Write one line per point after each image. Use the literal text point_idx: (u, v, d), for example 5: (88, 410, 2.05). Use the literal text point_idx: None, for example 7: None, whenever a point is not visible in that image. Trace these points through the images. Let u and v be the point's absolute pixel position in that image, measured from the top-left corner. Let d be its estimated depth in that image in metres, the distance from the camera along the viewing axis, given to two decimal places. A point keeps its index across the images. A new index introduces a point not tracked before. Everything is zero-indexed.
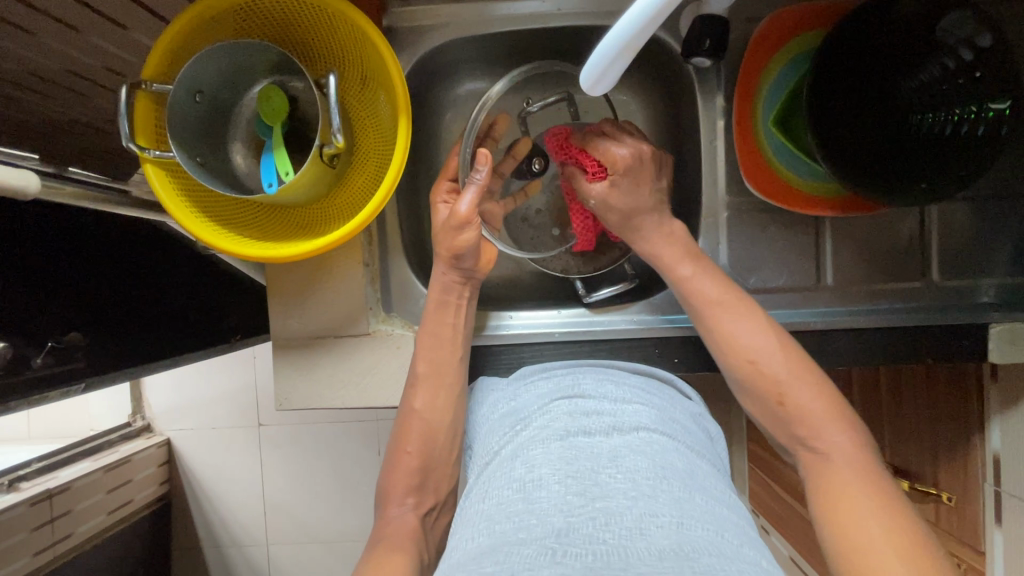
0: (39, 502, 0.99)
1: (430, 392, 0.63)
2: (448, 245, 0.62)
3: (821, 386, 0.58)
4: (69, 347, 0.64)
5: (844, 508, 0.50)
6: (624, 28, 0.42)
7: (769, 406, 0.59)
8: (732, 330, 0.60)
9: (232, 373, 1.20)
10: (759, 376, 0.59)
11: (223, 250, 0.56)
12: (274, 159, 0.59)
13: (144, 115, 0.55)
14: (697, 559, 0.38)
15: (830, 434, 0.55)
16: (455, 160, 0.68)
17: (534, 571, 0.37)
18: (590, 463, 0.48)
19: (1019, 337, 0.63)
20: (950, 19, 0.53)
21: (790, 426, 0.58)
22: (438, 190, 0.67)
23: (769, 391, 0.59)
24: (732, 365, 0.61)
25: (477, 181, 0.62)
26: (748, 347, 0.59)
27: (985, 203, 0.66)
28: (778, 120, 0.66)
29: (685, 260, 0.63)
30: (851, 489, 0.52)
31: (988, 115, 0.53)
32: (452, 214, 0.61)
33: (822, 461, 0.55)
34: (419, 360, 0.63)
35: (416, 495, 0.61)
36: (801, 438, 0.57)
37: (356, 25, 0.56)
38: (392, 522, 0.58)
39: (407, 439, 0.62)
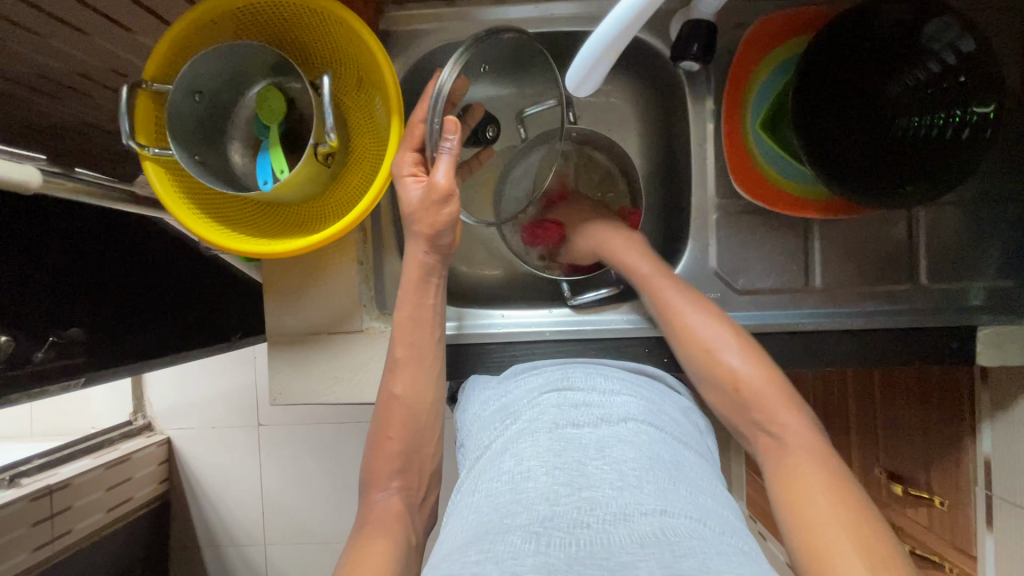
0: (39, 497, 1.01)
1: (409, 378, 0.62)
2: (428, 222, 0.58)
3: (773, 373, 0.58)
4: (70, 342, 0.65)
5: (800, 487, 0.50)
6: (608, 30, 0.45)
7: (727, 395, 0.59)
8: (689, 321, 0.61)
9: (231, 371, 1.21)
10: (715, 362, 0.60)
11: (220, 245, 0.57)
12: (270, 156, 0.61)
13: (145, 114, 0.57)
14: (679, 544, 0.38)
15: (785, 418, 0.56)
16: (420, 129, 0.58)
17: (518, 559, 0.38)
18: (578, 454, 0.49)
19: (1008, 340, 0.63)
20: (935, 23, 0.54)
21: (748, 413, 0.58)
22: (400, 163, 0.58)
23: (725, 378, 0.59)
24: (691, 354, 0.61)
25: (448, 149, 0.56)
26: (705, 338, 0.60)
27: (973, 206, 0.66)
28: (766, 123, 0.67)
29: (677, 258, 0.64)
30: (804, 469, 0.51)
31: (972, 118, 0.54)
32: (432, 187, 0.56)
33: (778, 445, 0.55)
34: (396, 344, 0.62)
35: (401, 478, 0.60)
36: (758, 422, 0.57)
37: (352, 28, 0.57)
38: (377, 506, 0.58)
39: (390, 425, 0.62)
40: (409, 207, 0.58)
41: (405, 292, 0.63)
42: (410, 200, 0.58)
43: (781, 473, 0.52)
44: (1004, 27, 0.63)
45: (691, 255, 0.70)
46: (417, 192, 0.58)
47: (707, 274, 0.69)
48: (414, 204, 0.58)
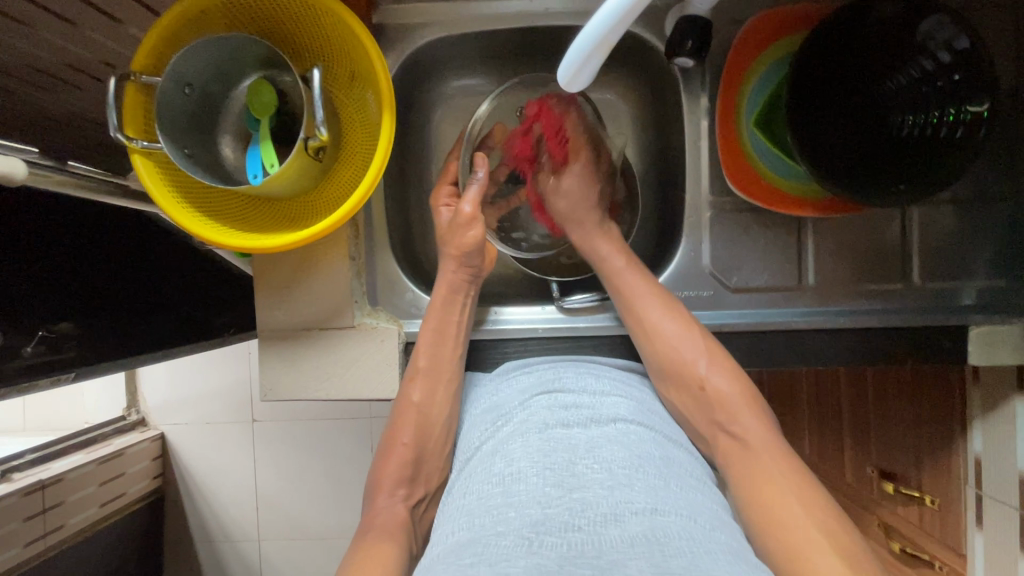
0: (30, 493, 1.00)
1: (425, 384, 0.63)
2: (456, 244, 0.66)
3: (736, 374, 0.59)
4: (60, 337, 0.65)
5: (769, 490, 0.51)
6: (584, 41, 0.46)
7: (690, 395, 0.60)
8: (654, 326, 0.62)
9: (224, 367, 1.21)
10: (678, 365, 0.60)
11: (210, 240, 0.56)
12: (260, 152, 0.60)
13: (133, 106, 0.56)
14: (669, 544, 0.38)
15: (745, 419, 0.57)
16: (454, 166, 0.72)
17: (511, 562, 0.37)
18: (568, 454, 0.48)
19: (998, 339, 0.64)
20: (929, 22, 0.54)
21: (710, 413, 0.58)
22: (439, 194, 0.71)
23: (691, 377, 0.60)
24: (655, 356, 0.62)
25: (477, 181, 0.68)
26: (674, 337, 0.61)
27: (966, 205, 0.66)
28: (761, 121, 0.67)
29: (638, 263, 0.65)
30: (770, 471, 0.53)
31: (966, 116, 0.54)
32: (459, 213, 0.66)
33: (739, 447, 0.56)
34: (418, 354, 0.64)
35: (406, 487, 0.60)
36: (721, 423, 0.58)
37: (343, 21, 0.57)
38: (382, 512, 0.58)
39: (403, 431, 0.62)
40: (439, 227, 0.69)
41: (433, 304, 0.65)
42: (442, 223, 0.69)
43: (745, 475, 0.53)
44: (997, 26, 0.63)
45: (685, 253, 0.69)
46: (448, 217, 0.68)
47: (700, 273, 0.69)
48: (444, 227, 0.68)
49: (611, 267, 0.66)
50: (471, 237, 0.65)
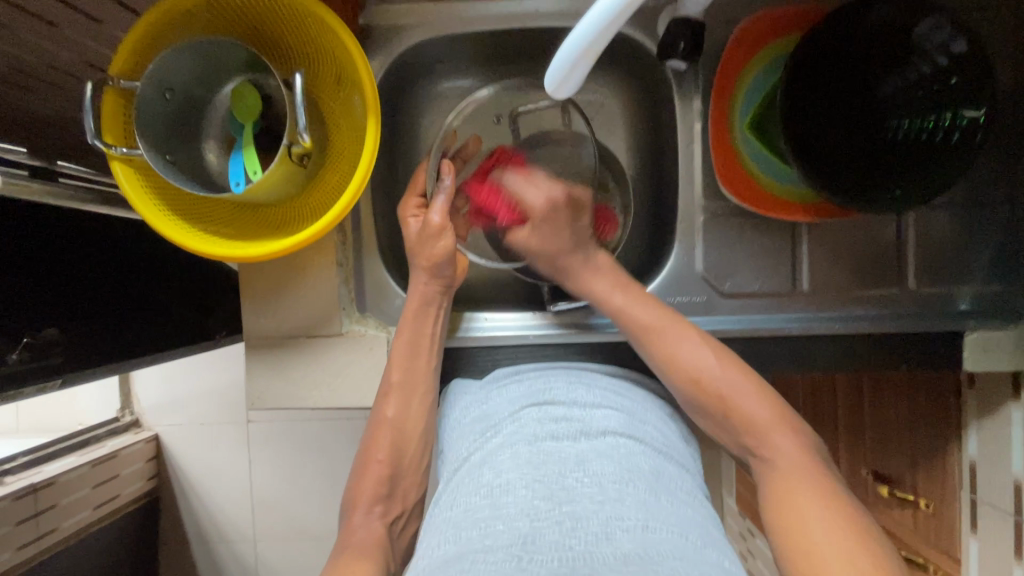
0: (22, 496, 1.00)
1: (402, 399, 0.62)
2: (425, 255, 0.64)
3: (766, 396, 0.59)
4: (45, 343, 0.64)
5: (792, 509, 0.51)
6: (570, 48, 0.45)
7: (718, 420, 0.60)
8: (672, 347, 0.61)
9: (217, 369, 1.20)
10: (703, 386, 0.60)
11: (191, 248, 0.55)
12: (242, 157, 0.58)
13: (112, 111, 0.55)
14: (661, 564, 0.37)
15: (776, 441, 0.56)
16: (422, 176, 0.69)
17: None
18: (558, 467, 0.48)
19: (993, 345, 0.63)
20: (924, 24, 0.53)
21: (737, 437, 0.59)
22: (407, 204, 0.68)
23: (716, 404, 0.59)
24: (675, 381, 0.61)
25: (443, 189, 0.66)
26: (694, 364, 0.60)
27: (963, 209, 0.65)
28: (754, 123, 0.66)
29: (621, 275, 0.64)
30: (800, 487, 0.52)
31: (962, 122, 0.53)
32: (427, 223, 0.64)
33: (770, 467, 0.56)
34: (391, 368, 0.62)
35: (383, 503, 0.60)
36: (750, 446, 0.58)
37: (328, 25, 0.55)
38: (358, 529, 0.57)
39: (377, 448, 0.62)
40: (409, 241, 0.66)
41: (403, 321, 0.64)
42: (409, 237, 0.66)
43: (774, 493, 0.53)
44: (995, 29, 0.62)
45: (678, 259, 0.68)
46: (417, 229, 0.66)
47: (693, 278, 0.68)
48: (413, 238, 0.66)
49: (610, 307, 0.64)
50: (439, 249, 0.64)
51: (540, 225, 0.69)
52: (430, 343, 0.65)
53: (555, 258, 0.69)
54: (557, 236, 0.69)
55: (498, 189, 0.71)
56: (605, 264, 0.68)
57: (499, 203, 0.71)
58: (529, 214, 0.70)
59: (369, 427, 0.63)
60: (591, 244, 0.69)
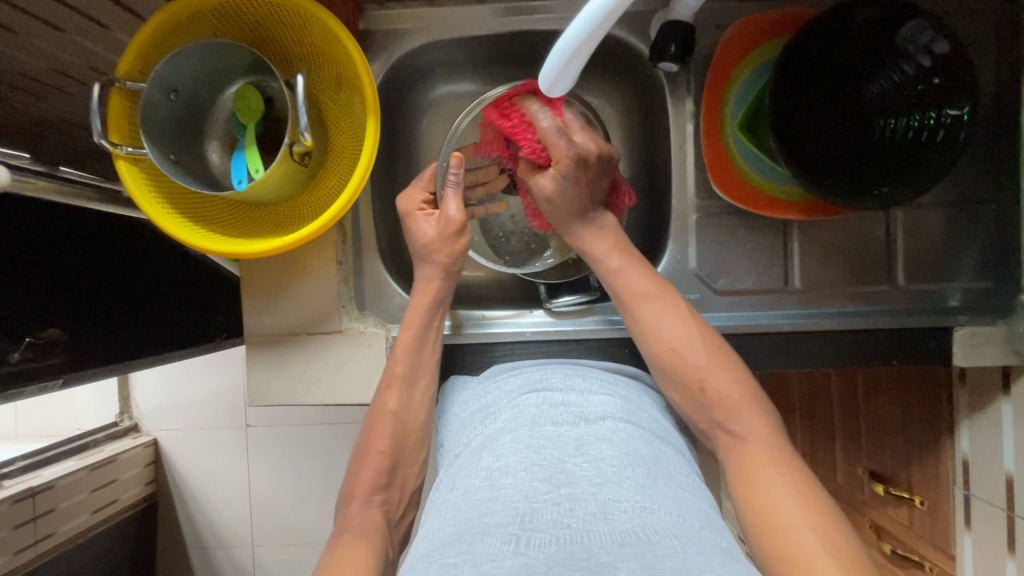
0: (20, 500, 1.00)
1: (404, 392, 0.63)
2: (446, 251, 0.65)
3: (737, 370, 0.58)
4: (47, 342, 0.65)
5: (761, 489, 0.50)
6: (561, 49, 0.47)
7: (691, 395, 0.59)
8: (653, 321, 0.61)
9: (216, 372, 1.21)
10: (678, 362, 0.59)
11: (194, 245, 0.56)
12: (245, 157, 0.60)
13: (118, 112, 0.56)
14: (661, 544, 0.38)
15: (746, 417, 0.56)
16: (429, 173, 0.69)
17: (497, 560, 0.37)
18: (557, 451, 0.48)
19: (981, 340, 0.64)
20: (908, 27, 0.55)
21: (709, 412, 0.58)
22: (411, 201, 0.68)
23: (690, 378, 0.59)
24: (653, 354, 0.61)
25: (453, 183, 0.65)
26: (672, 337, 0.60)
27: (950, 208, 0.66)
28: (745, 124, 0.67)
29: (615, 253, 0.64)
30: (765, 466, 0.52)
31: (946, 120, 0.55)
32: (448, 220, 0.65)
33: (738, 443, 0.55)
34: (396, 361, 0.63)
35: (382, 493, 0.60)
36: (719, 422, 0.57)
37: (329, 28, 0.57)
38: (355, 517, 0.56)
39: (380, 438, 0.61)
40: (424, 239, 0.66)
41: (410, 310, 0.65)
42: (425, 232, 0.66)
43: (744, 470, 0.52)
44: (977, 32, 0.64)
45: (672, 257, 0.69)
46: (429, 226, 0.66)
47: (686, 276, 0.69)
48: (427, 235, 0.66)
49: (604, 267, 0.64)
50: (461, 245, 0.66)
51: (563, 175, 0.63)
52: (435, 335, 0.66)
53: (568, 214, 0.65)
54: (579, 188, 0.64)
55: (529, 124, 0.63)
56: (607, 227, 0.65)
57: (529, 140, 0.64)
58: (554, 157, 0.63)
59: (370, 417, 0.63)
60: (597, 207, 0.66)
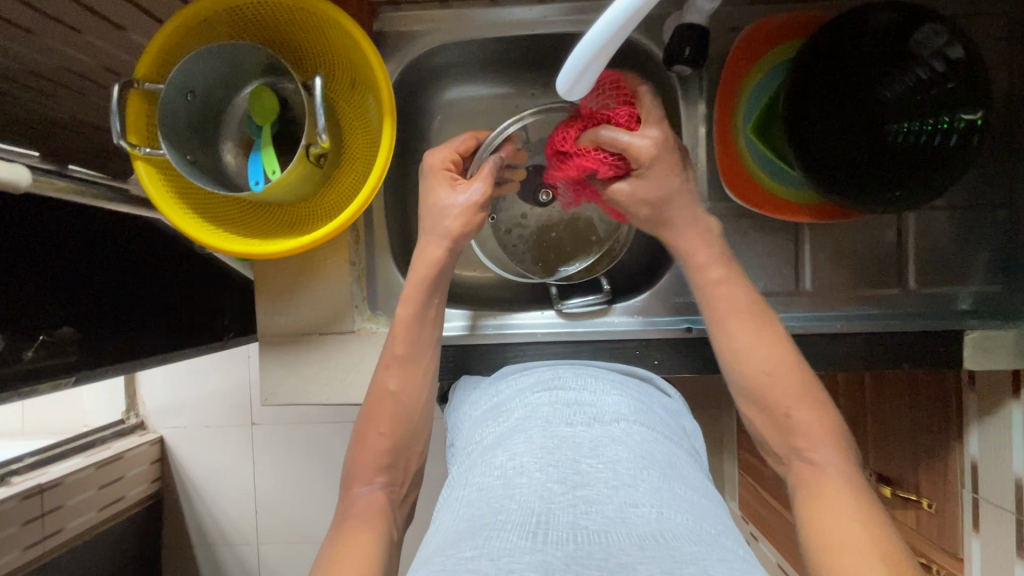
0: (29, 496, 1.00)
1: (403, 374, 0.62)
2: (462, 221, 0.62)
3: (823, 406, 0.56)
4: (60, 341, 0.65)
5: (834, 532, 0.48)
6: (578, 57, 0.47)
7: (773, 418, 0.57)
8: (750, 344, 0.58)
9: (224, 370, 1.21)
10: (765, 389, 0.57)
11: (209, 245, 0.57)
12: (261, 158, 0.60)
13: (136, 113, 0.57)
14: (679, 549, 0.38)
15: (822, 450, 0.54)
16: (466, 141, 0.67)
17: (514, 557, 0.37)
18: (572, 452, 0.49)
19: (993, 344, 0.64)
20: (922, 31, 0.55)
21: (788, 437, 0.56)
22: (439, 162, 0.65)
23: (776, 405, 0.57)
24: (740, 374, 0.59)
25: (493, 159, 0.64)
26: (767, 364, 0.58)
27: (961, 211, 0.67)
28: (757, 126, 0.67)
29: (719, 264, 0.61)
30: (840, 499, 0.50)
31: (960, 124, 0.55)
32: (475, 188, 0.62)
33: (814, 471, 0.54)
34: (396, 341, 0.62)
35: (386, 475, 0.59)
36: (797, 448, 0.56)
37: (346, 30, 0.57)
38: (359, 499, 0.56)
39: (379, 420, 0.61)
40: (442, 203, 0.63)
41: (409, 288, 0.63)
42: (443, 196, 0.63)
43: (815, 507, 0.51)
44: (990, 35, 0.64)
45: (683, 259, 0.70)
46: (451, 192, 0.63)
47: None
48: (443, 200, 0.63)
49: (703, 278, 0.61)
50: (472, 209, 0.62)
51: (649, 172, 0.58)
52: (436, 312, 0.63)
53: (659, 220, 0.61)
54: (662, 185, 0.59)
55: (593, 146, 0.59)
56: (711, 231, 0.62)
57: (600, 159, 0.60)
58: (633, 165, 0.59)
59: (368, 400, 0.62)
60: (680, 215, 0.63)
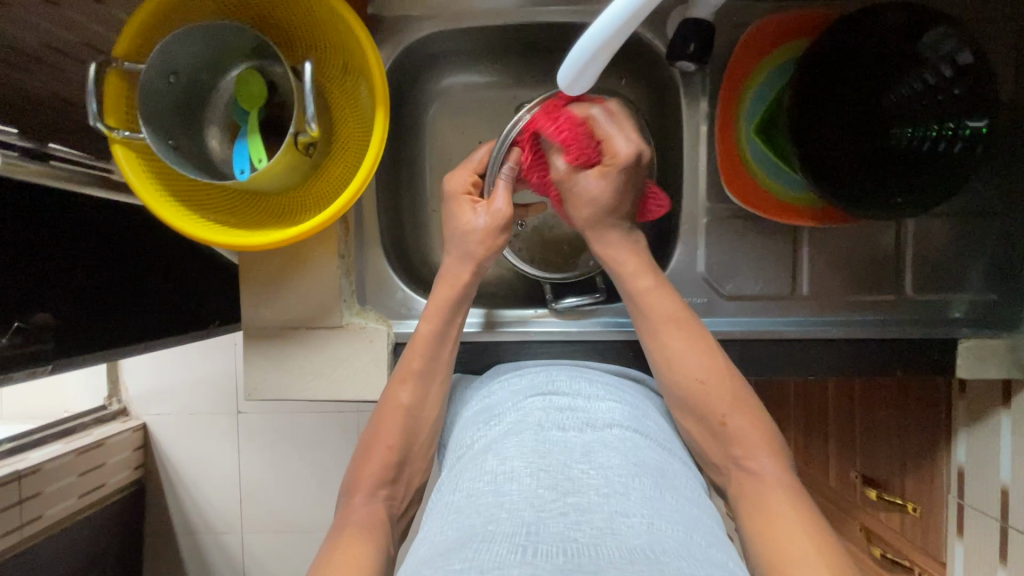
0: (7, 483, 0.98)
1: (417, 387, 0.61)
2: (482, 243, 0.63)
3: (754, 412, 0.58)
4: (37, 329, 0.63)
5: (779, 534, 0.48)
6: (578, 51, 0.46)
7: (708, 429, 0.58)
8: (681, 352, 0.59)
9: (208, 359, 1.19)
10: (702, 396, 0.58)
11: (192, 234, 0.54)
12: (248, 145, 0.58)
13: (115, 93, 0.54)
14: (669, 563, 0.37)
15: (759, 455, 0.55)
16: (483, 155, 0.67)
17: (503, 569, 0.36)
18: (563, 457, 0.48)
19: (987, 352, 0.64)
20: (935, 33, 0.53)
21: (725, 447, 0.57)
22: (462, 183, 0.66)
23: (712, 412, 0.58)
24: (675, 384, 0.59)
25: (505, 176, 0.65)
26: (696, 368, 0.59)
27: (960, 219, 0.66)
28: (761, 126, 0.66)
29: (647, 271, 0.62)
30: (779, 504, 0.51)
31: (965, 132, 0.54)
32: (494, 212, 0.63)
33: (754, 479, 0.54)
34: (413, 355, 0.62)
35: (388, 487, 0.58)
36: (735, 458, 0.56)
37: (339, 13, 0.55)
38: (358, 509, 0.55)
39: (388, 433, 0.59)
40: (465, 227, 0.64)
41: (432, 306, 0.63)
42: (468, 220, 0.64)
43: (755, 513, 0.51)
44: (997, 41, 0.63)
45: (680, 260, 0.68)
46: (470, 214, 0.64)
47: (695, 279, 0.68)
48: (467, 224, 0.64)
49: (634, 286, 0.62)
50: (484, 227, 0.63)
51: (613, 173, 0.62)
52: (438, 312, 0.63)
53: (603, 214, 0.63)
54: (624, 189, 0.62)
55: (579, 122, 0.62)
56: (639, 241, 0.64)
57: (583, 145, 0.62)
58: (612, 157, 0.62)
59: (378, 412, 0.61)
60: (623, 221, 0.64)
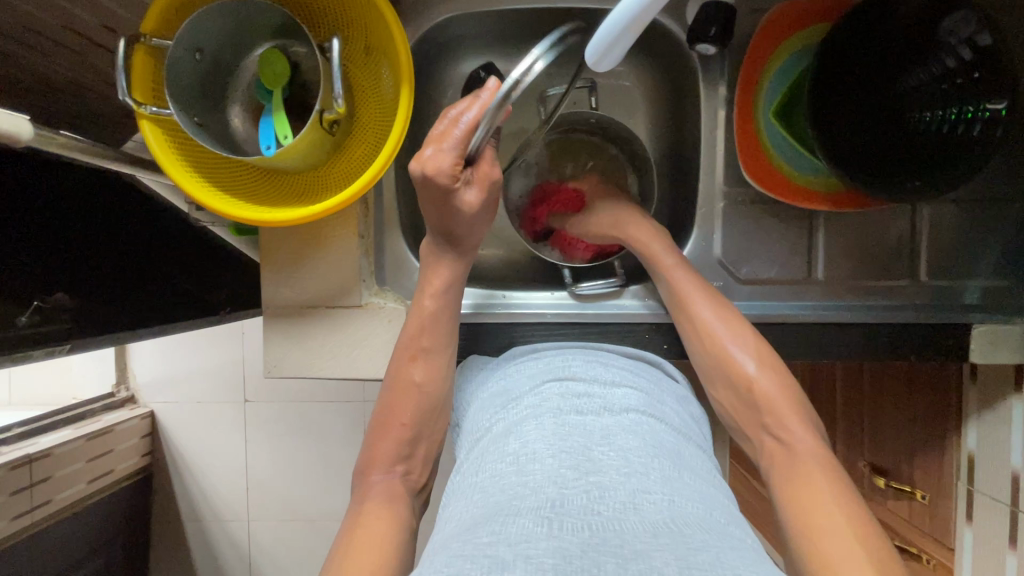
0: (18, 466, 0.99)
1: (427, 364, 0.62)
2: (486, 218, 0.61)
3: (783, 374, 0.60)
4: (54, 307, 0.63)
5: (809, 502, 0.49)
6: (608, 26, 0.46)
7: (737, 395, 0.60)
8: (710, 323, 0.62)
9: (217, 346, 1.19)
10: (729, 364, 0.60)
11: (217, 211, 0.55)
12: (273, 122, 0.58)
13: (143, 69, 0.55)
14: (693, 537, 0.38)
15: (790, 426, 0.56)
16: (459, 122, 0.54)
17: (531, 543, 0.36)
18: (583, 440, 0.48)
19: (1001, 338, 0.64)
20: (952, 18, 0.53)
21: (757, 414, 0.59)
22: (449, 161, 0.54)
23: (740, 378, 0.60)
24: (706, 353, 0.62)
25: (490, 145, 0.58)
26: (727, 337, 0.61)
27: (976, 204, 0.67)
28: (779, 109, 0.66)
29: (673, 253, 0.65)
30: (808, 473, 0.51)
31: (984, 113, 0.54)
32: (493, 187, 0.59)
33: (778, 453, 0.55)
34: (419, 332, 0.62)
35: (404, 463, 0.60)
36: (766, 425, 0.58)
37: None
38: (376, 484, 0.56)
39: (400, 412, 0.60)
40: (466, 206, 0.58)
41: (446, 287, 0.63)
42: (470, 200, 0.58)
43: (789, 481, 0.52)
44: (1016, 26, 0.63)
45: (696, 245, 0.69)
46: (466, 192, 0.57)
47: (711, 263, 0.69)
48: (466, 203, 0.58)
49: (661, 264, 0.65)
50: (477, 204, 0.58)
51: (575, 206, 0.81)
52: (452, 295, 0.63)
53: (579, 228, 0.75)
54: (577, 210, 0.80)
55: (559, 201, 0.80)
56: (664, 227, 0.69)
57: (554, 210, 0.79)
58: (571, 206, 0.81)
59: (390, 387, 0.62)
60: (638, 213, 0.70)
